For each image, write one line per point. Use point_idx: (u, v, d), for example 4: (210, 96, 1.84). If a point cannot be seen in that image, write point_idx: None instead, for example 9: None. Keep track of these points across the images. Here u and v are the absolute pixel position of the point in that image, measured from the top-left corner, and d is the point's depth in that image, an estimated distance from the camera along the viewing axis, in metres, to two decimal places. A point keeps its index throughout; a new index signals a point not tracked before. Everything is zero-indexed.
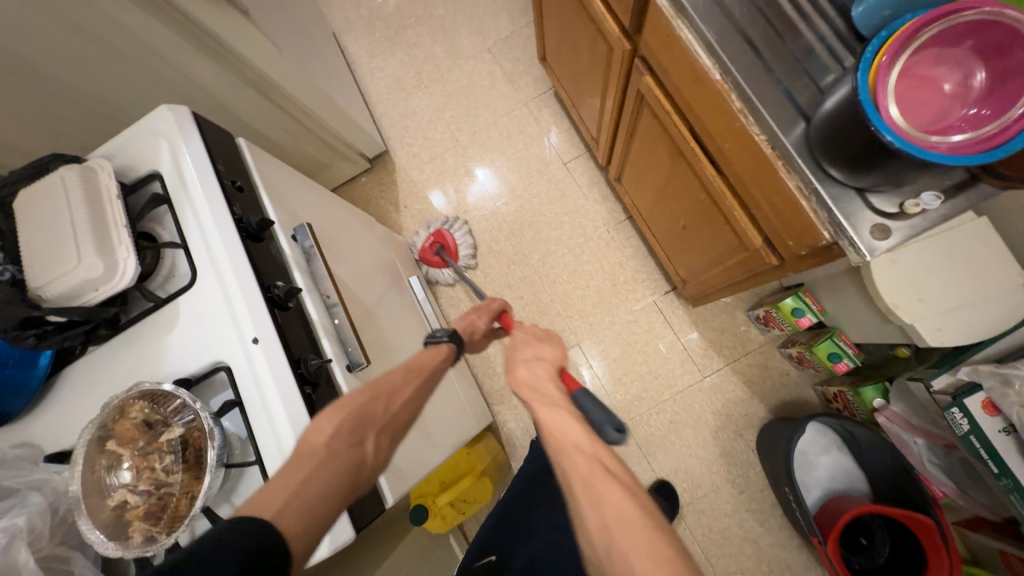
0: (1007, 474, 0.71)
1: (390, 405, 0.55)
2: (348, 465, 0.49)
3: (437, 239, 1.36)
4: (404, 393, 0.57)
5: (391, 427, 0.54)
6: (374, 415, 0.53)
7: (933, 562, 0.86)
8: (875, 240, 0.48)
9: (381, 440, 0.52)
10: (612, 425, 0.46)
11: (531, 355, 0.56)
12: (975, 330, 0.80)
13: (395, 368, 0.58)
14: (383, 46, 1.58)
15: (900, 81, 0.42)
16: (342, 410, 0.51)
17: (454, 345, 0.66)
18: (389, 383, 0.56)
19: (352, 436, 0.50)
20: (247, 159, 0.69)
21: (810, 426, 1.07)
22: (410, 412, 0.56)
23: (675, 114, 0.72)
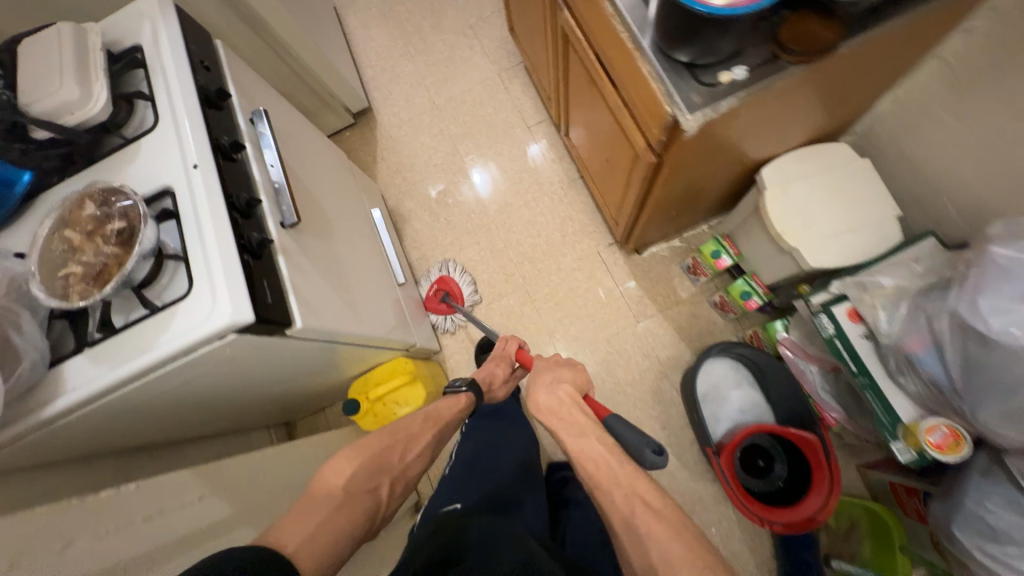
0: (863, 370, 0.79)
1: (405, 454, 0.75)
2: (362, 507, 0.65)
3: (441, 286, 1.39)
4: (418, 438, 0.78)
5: (401, 475, 0.74)
6: (391, 464, 0.73)
7: (817, 478, 0.94)
8: (694, 102, 0.61)
9: (393, 485, 0.72)
10: (651, 448, 0.63)
11: (551, 381, 0.81)
12: (852, 253, 0.89)
13: (416, 419, 0.80)
14: (377, 20, 1.75)
15: None
16: (366, 458, 0.69)
17: (471, 394, 0.89)
18: (409, 430, 0.78)
19: (370, 482, 0.68)
20: (219, 54, 0.82)
21: (723, 360, 1.15)
22: (421, 460, 0.78)
23: (584, 41, 0.85)
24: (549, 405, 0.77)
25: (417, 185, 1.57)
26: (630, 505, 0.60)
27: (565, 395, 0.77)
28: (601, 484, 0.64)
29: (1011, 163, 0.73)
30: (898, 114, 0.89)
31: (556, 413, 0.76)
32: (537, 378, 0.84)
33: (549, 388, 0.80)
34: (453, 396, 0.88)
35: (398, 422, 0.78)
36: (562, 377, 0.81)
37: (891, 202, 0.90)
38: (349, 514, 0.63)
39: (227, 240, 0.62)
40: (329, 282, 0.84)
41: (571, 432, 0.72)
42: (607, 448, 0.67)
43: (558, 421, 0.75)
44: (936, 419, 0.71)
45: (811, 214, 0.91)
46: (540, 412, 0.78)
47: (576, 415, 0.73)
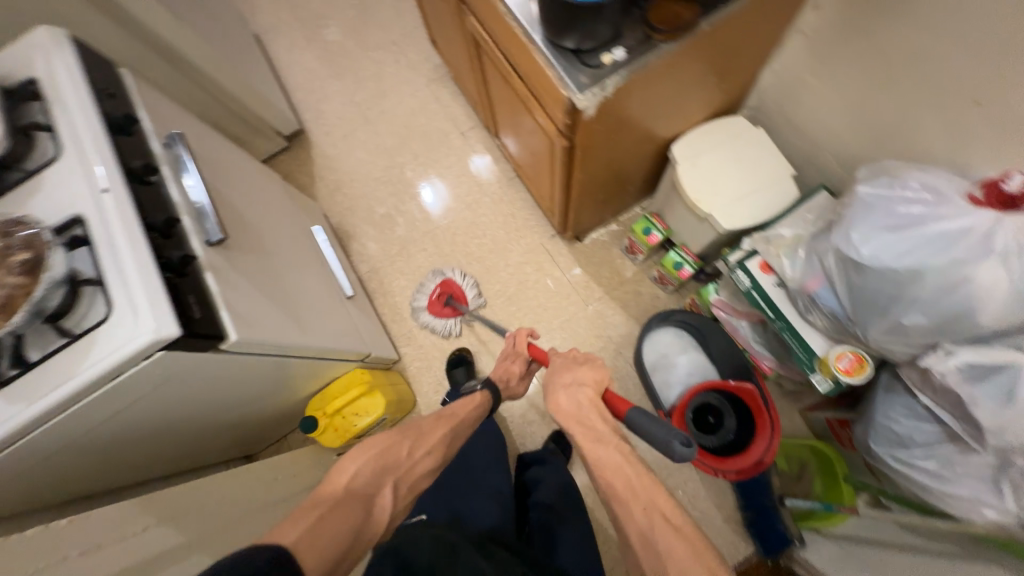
0: (779, 315, 0.86)
1: (414, 449, 0.75)
2: (361, 502, 0.65)
3: (444, 289, 1.38)
4: (432, 433, 0.79)
5: (409, 471, 0.73)
6: (399, 462, 0.72)
7: (759, 422, 1.02)
8: (585, 84, 0.66)
9: (398, 485, 0.71)
10: (679, 441, 0.65)
11: (571, 383, 0.76)
12: (758, 212, 0.97)
13: (429, 418, 0.82)
14: (301, 43, 1.75)
15: None
16: (369, 451, 0.71)
17: (486, 393, 0.92)
18: (420, 428, 0.78)
19: (374, 478, 0.69)
20: (125, 81, 0.81)
21: (667, 329, 1.22)
22: (438, 454, 0.78)
23: (491, 42, 0.90)
24: (568, 409, 0.74)
25: (359, 200, 1.58)
26: (649, 518, 0.58)
27: (585, 399, 0.73)
28: (619, 494, 0.61)
29: (871, 116, 0.84)
30: (780, 84, 1.00)
31: (575, 416, 0.72)
32: (556, 377, 0.79)
33: (568, 390, 0.76)
34: (467, 396, 0.91)
35: (417, 421, 0.80)
36: (582, 379, 0.77)
37: (786, 163, 0.99)
38: (350, 509, 0.63)
39: (145, 259, 0.62)
40: (267, 296, 0.83)
41: (590, 437, 0.68)
42: (625, 458, 0.64)
43: (578, 425, 0.71)
44: (843, 347, 0.79)
45: (718, 179, 0.99)
46: (558, 413, 0.74)
47: (596, 420, 0.70)
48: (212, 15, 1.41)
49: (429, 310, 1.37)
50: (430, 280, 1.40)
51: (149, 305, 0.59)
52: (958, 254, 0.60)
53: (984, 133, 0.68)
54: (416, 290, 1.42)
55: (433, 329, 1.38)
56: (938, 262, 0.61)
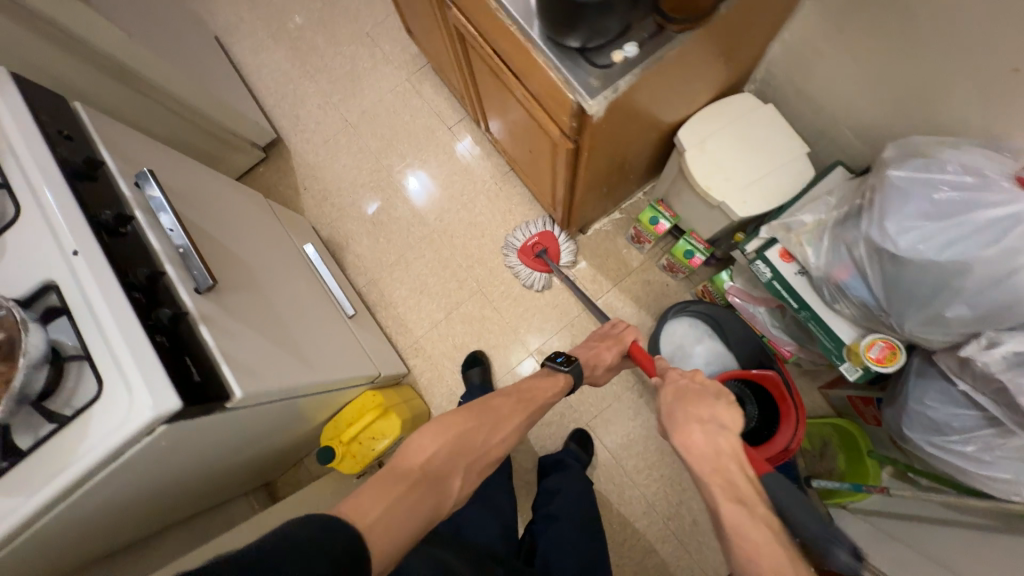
0: (803, 305, 0.83)
1: (489, 437, 0.72)
2: (432, 491, 0.62)
3: (541, 241, 1.33)
4: (508, 419, 0.76)
5: (482, 459, 0.70)
6: (470, 450, 0.69)
7: (783, 409, 1.00)
8: (596, 86, 0.60)
9: (469, 471, 0.69)
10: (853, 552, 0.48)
11: (709, 418, 0.61)
12: (773, 196, 0.93)
13: (509, 400, 0.78)
14: (266, 43, 1.63)
15: None
16: (444, 437, 0.68)
17: (570, 379, 0.87)
18: (497, 414, 0.75)
19: (443, 466, 0.66)
20: (81, 118, 0.73)
21: (682, 320, 1.18)
22: (510, 439, 0.76)
23: (480, 36, 0.82)
24: (701, 450, 0.59)
25: (349, 209, 1.50)
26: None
27: (726, 444, 0.58)
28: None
29: (892, 87, 0.79)
30: (788, 55, 0.93)
31: (708, 461, 0.58)
32: (684, 405, 0.65)
33: (705, 426, 0.61)
34: (552, 378, 0.87)
35: (494, 405, 0.76)
36: (721, 417, 0.61)
37: (798, 140, 0.94)
38: (424, 496, 0.61)
39: (133, 326, 0.57)
40: (268, 338, 0.78)
41: (732, 496, 0.53)
42: (778, 542, 0.49)
43: (713, 475, 0.56)
44: (874, 336, 0.76)
45: (729, 164, 0.94)
46: (687, 451, 0.60)
47: (738, 476, 0.55)
48: (164, 21, 1.30)
49: (521, 258, 1.34)
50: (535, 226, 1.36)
51: (143, 380, 0.54)
52: (1007, 244, 0.57)
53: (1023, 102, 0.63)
54: (517, 231, 1.37)
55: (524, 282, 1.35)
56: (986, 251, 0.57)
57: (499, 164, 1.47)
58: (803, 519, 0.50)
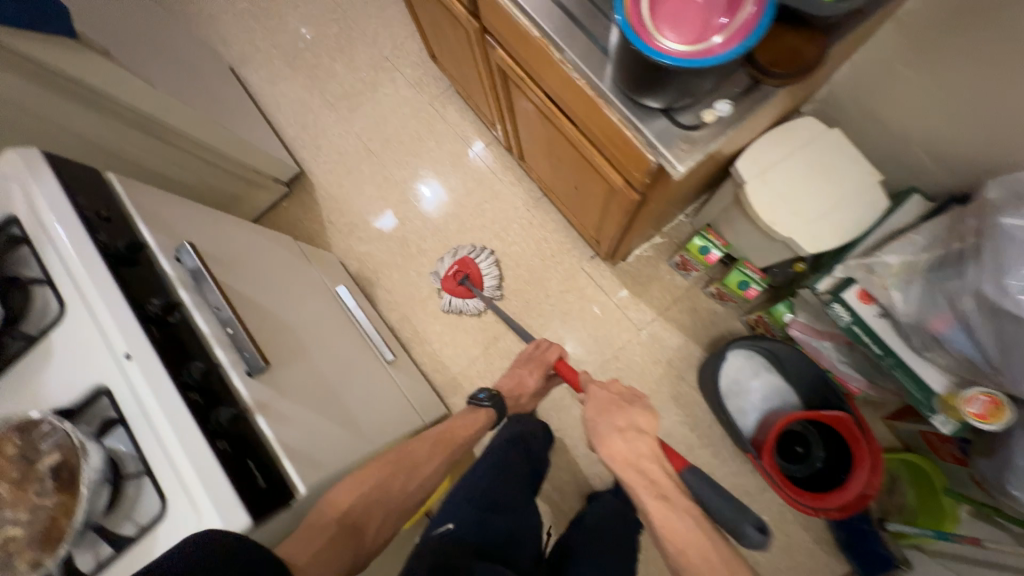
0: (888, 352, 0.77)
1: (407, 482, 0.75)
2: (351, 539, 0.63)
3: (461, 268, 1.34)
4: (426, 462, 0.79)
5: (400, 505, 0.72)
6: (389, 494, 0.72)
7: (857, 452, 0.94)
8: (682, 150, 0.54)
9: (387, 516, 0.70)
10: (753, 526, 0.60)
11: (631, 429, 0.73)
12: (846, 230, 0.86)
13: (425, 444, 0.81)
14: (284, 72, 1.59)
15: (659, 18, 0.49)
16: (361, 484, 0.69)
17: (494, 410, 0.91)
18: (413, 458, 0.78)
19: (362, 509, 0.67)
20: (117, 190, 0.69)
21: (736, 353, 1.13)
22: (428, 481, 0.78)
23: (528, 78, 0.77)
24: (626, 456, 0.71)
25: (377, 242, 1.45)
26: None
27: (644, 447, 0.71)
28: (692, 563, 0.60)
29: (986, 115, 0.72)
30: (857, 76, 0.86)
31: (630, 463, 0.70)
32: (606, 418, 0.76)
33: (624, 436, 0.73)
34: (475, 412, 0.89)
35: (407, 448, 0.78)
36: (643, 426, 0.74)
37: (870, 168, 0.87)
38: (345, 544, 0.62)
39: (195, 437, 0.53)
40: (321, 413, 0.74)
41: (655, 492, 0.66)
42: (698, 526, 0.62)
43: (634, 476, 0.69)
44: (975, 389, 0.69)
45: (794, 197, 0.88)
46: (611, 458, 0.71)
47: (659, 474, 0.68)
48: (185, 61, 1.26)
49: (444, 287, 1.34)
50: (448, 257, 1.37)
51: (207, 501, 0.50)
52: None
53: None
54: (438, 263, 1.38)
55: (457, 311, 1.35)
56: None
57: (529, 189, 1.41)
58: (719, 505, 0.63)
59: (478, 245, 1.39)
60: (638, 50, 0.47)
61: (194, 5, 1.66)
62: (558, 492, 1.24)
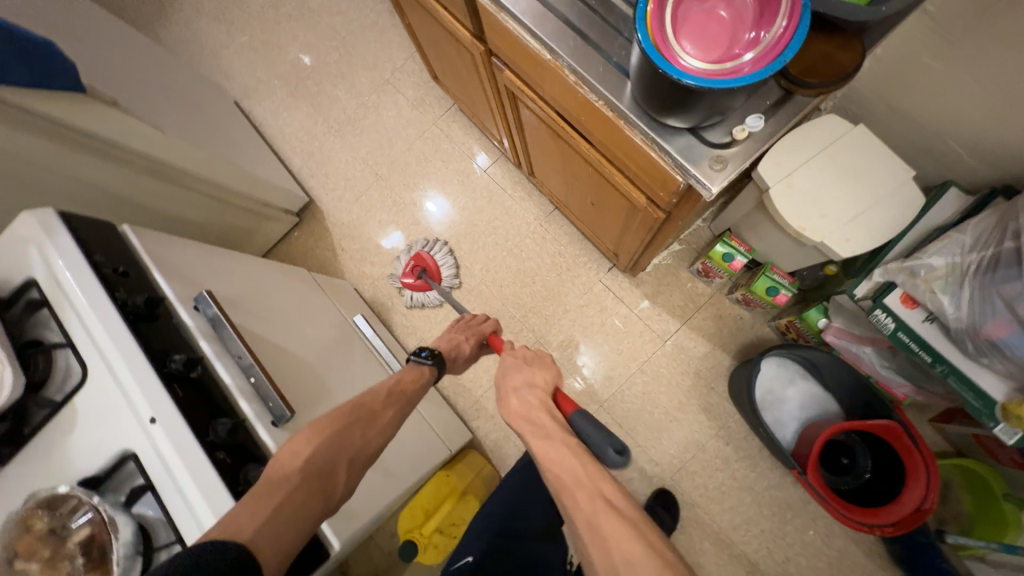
0: (940, 359, 0.73)
1: (367, 431, 0.62)
2: (318, 489, 0.54)
3: (418, 263, 1.36)
4: (382, 413, 0.66)
5: (367, 451, 0.61)
6: (352, 441, 0.60)
7: (909, 463, 0.89)
8: (713, 169, 0.51)
9: (356, 464, 0.60)
10: (612, 448, 0.59)
11: (523, 385, 0.71)
12: (882, 231, 0.82)
13: (377, 393, 0.68)
14: (288, 102, 1.59)
15: (684, 34, 0.46)
16: (319, 432, 0.58)
17: (436, 367, 0.78)
18: (370, 405, 0.65)
19: (327, 455, 0.57)
20: (132, 242, 0.68)
21: (769, 362, 1.08)
22: (387, 434, 0.65)
23: (538, 99, 0.75)
24: (519, 411, 0.68)
25: (390, 266, 1.44)
26: (595, 505, 0.52)
27: (535, 400, 0.68)
28: (566, 486, 0.55)
29: None
30: (881, 68, 0.82)
31: (523, 416, 0.66)
32: (505, 378, 0.73)
33: (518, 393, 0.70)
34: (416, 368, 0.77)
35: (356, 396, 0.65)
36: (534, 380, 0.71)
37: (901, 162, 0.83)
38: (307, 495, 0.53)
39: (227, 501, 0.52)
40: None
41: (537, 433, 0.62)
42: (570, 450, 0.58)
43: (527, 424, 0.65)
44: None
45: (822, 199, 0.84)
46: (507, 415, 0.68)
47: (546, 419, 0.64)
48: (191, 101, 1.27)
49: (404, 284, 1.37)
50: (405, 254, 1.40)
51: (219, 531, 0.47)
52: None
53: None
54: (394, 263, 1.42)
55: (420, 304, 1.38)
56: None
57: (540, 203, 1.39)
58: (592, 435, 0.61)
59: (429, 238, 1.42)
60: (663, 72, 0.44)
61: (196, 44, 1.68)
62: None
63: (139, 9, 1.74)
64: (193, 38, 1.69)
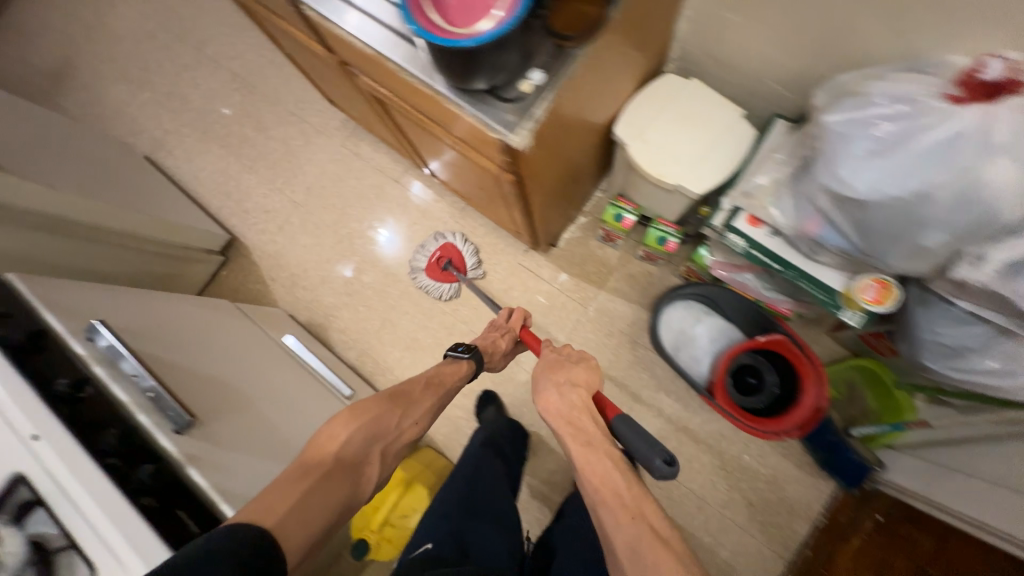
0: (787, 265, 0.81)
1: (402, 420, 0.71)
2: (349, 477, 0.62)
3: (444, 254, 1.37)
4: (418, 402, 0.74)
5: (394, 440, 0.70)
6: (387, 431, 0.69)
7: (800, 367, 0.98)
8: (512, 120, 0.59)
9: (385, 453, 0.68)
10: (662, 459, 0.67)
11: (566, 381, 0.76)
12: (727, 165, 0.92)
13: (418, 380, 0.77)
14: (199, 148, 1.63)
15: (446, 17, 0.55)
16: (355, 417, 0.66)
17: (472, 361, 0.84)
18: (407, 393, 0.74)
19: (364, 442, 0.66)
20: (17, 286, 0.70)
21: (674, 306, 1.17)
22: (424, 420, 0.75)
23: (392, 96, 0.82)
24: (558, 408, 0.74)
25: (320, 286, 1.48)
26: (638, 528, 0.59)
27: (577, 400, 0.74)
28: (607, 503, 0.63)
29: (802, 34, 0.79)
30: (696, 28, 0.93)
31: (564, 417, 0.73)
32: (548, 373, 0.79)
33: (561, 388, 0.76)
34: (454, 362, 0.83)
35: (398, 385, 0.74)
36: (575, 378, 0.77)
37: (734, 105, 0.94)
38: (336, 484, 0.61)
39: (114, 499, 0.55)
40: (266, 457, 0.74)
41: (579, 439, 0.69)
42: (616, 467, 0.66)
43: (568, 426, 0.72)
44: (863, 277, 0.75)
45: (672, 147, 0.94)
46: (547, 413, 0.74)
47: (587, 423, 0.71)
48: (94, 159, 1.30)
49: (428, 274, 1.37)
50: (430, 243, 1.40)
51: (248, 514, 0.53)
52: (962, 161, 0.54)
53: (936, 24, 0.63)
54: (415, 252, 1.41)
55: (443, 297, 1.38)
56: (942, 179, 0.56)
57: (453, 201, 1.46)
58: (640, 445, 0.69)
59: (463, 232, 1.42)
60: (441, 45, 0.52)
61: (101, 106, 1.71)
62: (550, 484, 1.26)
63: (38, 81, 1.76)
64: (97, 102, 1.71)
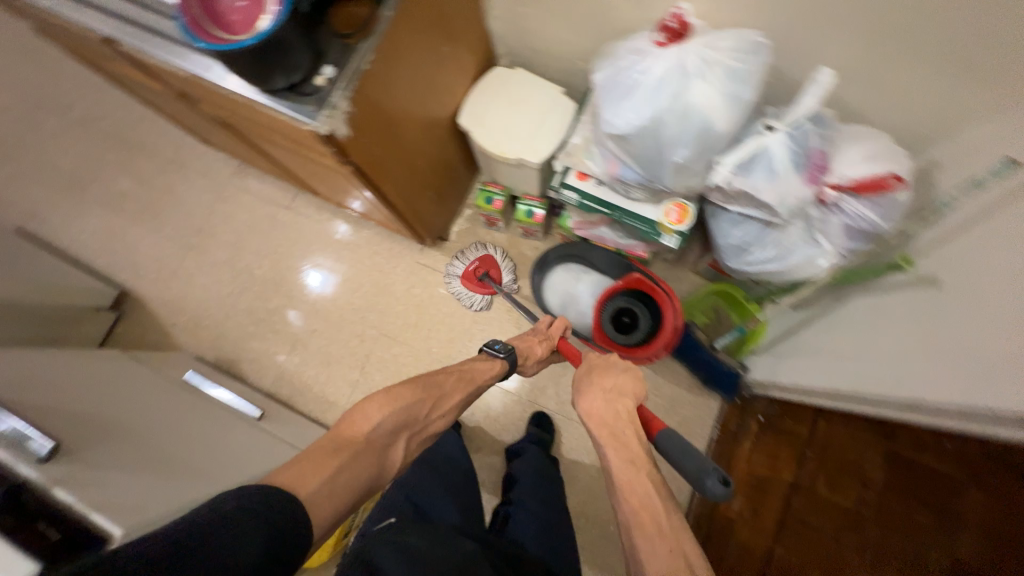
0: (612, 207, 0.95)
1: (430, 413, 0.74)
2: (376, 458, 0.65)
3: (483, 264, 1.34)
4: (446, 395, 0.77)
5: (421, 426, 0.73)
6: (416, 420, 0.71)
7: (659, 297, 1.12)
8: (314, 109, 0.68)
9: (411, 438, 0.72)
10: (719, 479, 0.61)
11: (613, 387, 0.73)
12: (556, 134, 1.05)
13: (452, 375, 0.80)
14: (75, 210, 1.59)
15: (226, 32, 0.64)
16: (397, 409, 0.69)
17: (507, 362, 0.87)
18: (442, 389, 0.76)
19: (393, 430, 0.68)
20: None
21: (556, 269, 1.30)
22: (451, 412, 0.79)
23: (230, 115, 0.89)
24: (601, 414, 0.71)
25: (224, 322, 1.47)
26: (673, 561, 0.56)
27: (622, 411, 0.71)
28: (645, 531, 0.59)
29: (580, 20, 0.94)
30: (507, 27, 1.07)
31: (607, 425, 0.70)
32: (595, 376, 0.76)
33: (606, 393, 0.73)
34: (490, 360, 0.86)
35: (433, 375, 0.77)
36: (622, 388, 0.73)
37: (553, 84, 1.09)
38: (368, 461, 0.64)
39: None
40: (150, 473, 0.75)
41: (623, 456, 0.66)
42: (657, 488, 0.62)
43: (608, 435, 0.69)
44: (667, 205, 0.92)
45: (507, 127, 1.07)
46: (589, 415, 0.72)
47: (631, 438, 0.68)
48: None
49: (463, 281, 1.34)
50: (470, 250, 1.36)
51: (286, 479, 0.55)
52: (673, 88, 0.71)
53: None
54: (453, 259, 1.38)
55: (476, 304, 1.37)
56: (665, 103, 0.71)
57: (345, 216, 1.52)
58: (687, 462, 0.64)
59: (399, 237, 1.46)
60: (223, 50, 0.60)
61: None
62: (481, 461, 1.32)
63: None
64: None
